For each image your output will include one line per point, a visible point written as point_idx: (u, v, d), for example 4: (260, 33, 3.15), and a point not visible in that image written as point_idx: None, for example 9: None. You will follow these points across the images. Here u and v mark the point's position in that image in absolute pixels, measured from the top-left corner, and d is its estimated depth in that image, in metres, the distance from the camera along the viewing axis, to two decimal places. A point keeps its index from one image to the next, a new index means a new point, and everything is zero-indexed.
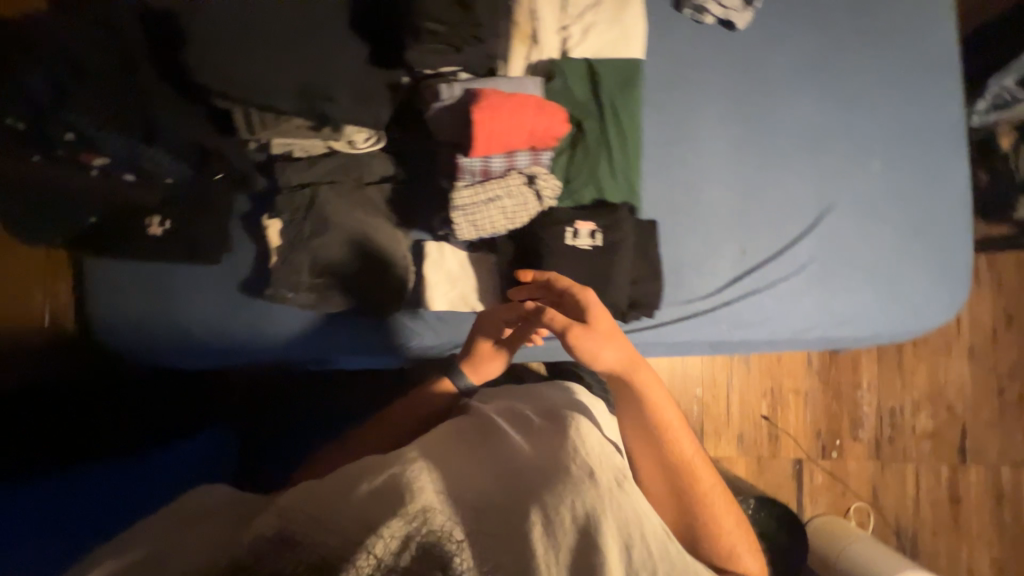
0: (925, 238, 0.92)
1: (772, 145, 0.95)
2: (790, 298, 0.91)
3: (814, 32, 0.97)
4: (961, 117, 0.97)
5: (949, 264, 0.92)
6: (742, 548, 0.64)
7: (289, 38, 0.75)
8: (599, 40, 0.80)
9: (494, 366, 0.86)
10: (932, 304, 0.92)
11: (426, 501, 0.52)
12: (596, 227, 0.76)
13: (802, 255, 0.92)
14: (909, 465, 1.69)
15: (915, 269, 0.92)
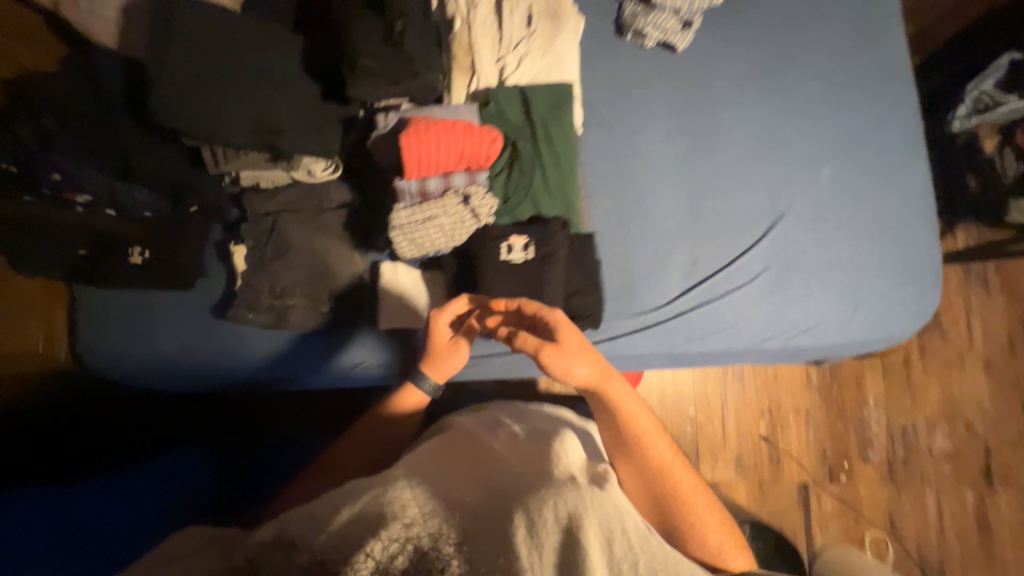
0: (886, 243, 0.90)
1: (721, 156, 0.95)
2: (747, 309, 0.90)
3: (758, 46, 0.99)
4: (915, 120, 0.96)
5: (915, 268, 0.89)
6: (729, 544, 0.67)
7: (245, 79, 0.82)
8: (534, 67, 0.86)
9: (455, 365, 0.82)
10: (899, 310, 0.88)
11: (415, 509, 0.55)
12: (530, 240, 0.79)
13: (759, 265, 0.90)
14: (928, 489, 1.56)
15: (880, 275, 0.89)
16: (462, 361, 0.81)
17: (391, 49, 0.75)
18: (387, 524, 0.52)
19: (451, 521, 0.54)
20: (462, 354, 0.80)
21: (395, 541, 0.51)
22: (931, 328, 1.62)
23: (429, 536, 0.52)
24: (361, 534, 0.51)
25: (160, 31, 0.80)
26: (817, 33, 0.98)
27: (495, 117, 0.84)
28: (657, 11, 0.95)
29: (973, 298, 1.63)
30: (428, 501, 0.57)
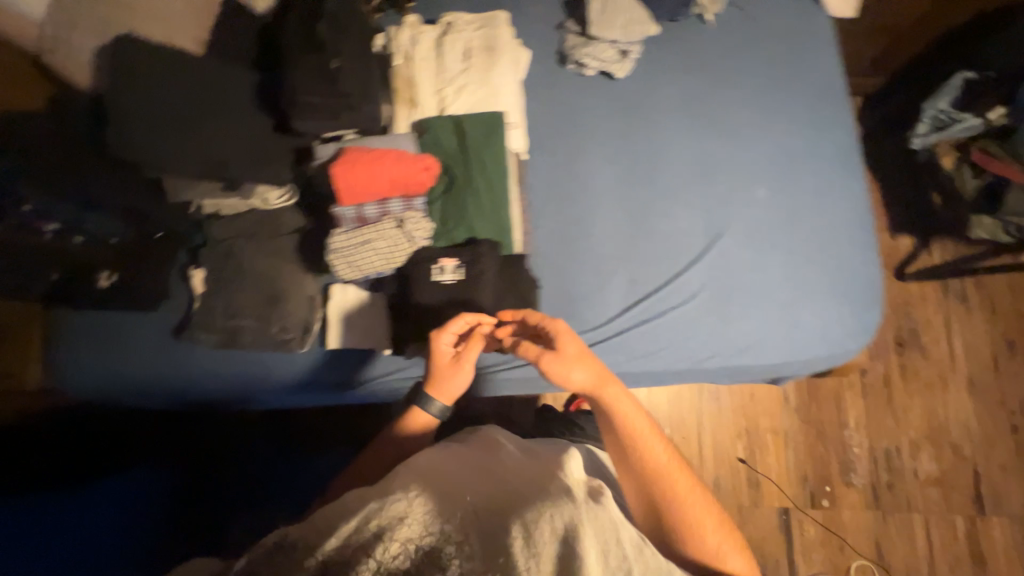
0: (822, 261, 0.91)
1: (660, 180, 0.98)
2: (686, 328, 0.91)
3: (698, 72, 1.02)
4: (851, 142, 0.98)
5: (852, 287, 0.91)
6: (728, 548, 0.66)
7: (202, 115, 0.89)
8: (472, 97, 0.90)
9: (463, 386, 0.79)
10: (838, 327, 0.90)
11: (417, 513, 0.56)
12: (460, 262, 0.83)
13: (698, 285, 0.92)
14: (916, 516, 1.50)
15: (818, 293, 0.90)
16: (468, 381, 0.79)
17: (330, 86, 0.81)
18: (392, 528, 0.54)
19: (451, 527, 0.55)
20: (466, 372, 0.78)
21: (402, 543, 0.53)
22: (910, 347, 1.59)
23: (432, 540, 0.54)
24: (367, 538, 0.53)
25: (132, 69, 0.88)
26: (755, 58, 1.02)
27: (432, 147, 0.88)
28: (596, 42, 1.00)
29: (953, 316, 1.60)
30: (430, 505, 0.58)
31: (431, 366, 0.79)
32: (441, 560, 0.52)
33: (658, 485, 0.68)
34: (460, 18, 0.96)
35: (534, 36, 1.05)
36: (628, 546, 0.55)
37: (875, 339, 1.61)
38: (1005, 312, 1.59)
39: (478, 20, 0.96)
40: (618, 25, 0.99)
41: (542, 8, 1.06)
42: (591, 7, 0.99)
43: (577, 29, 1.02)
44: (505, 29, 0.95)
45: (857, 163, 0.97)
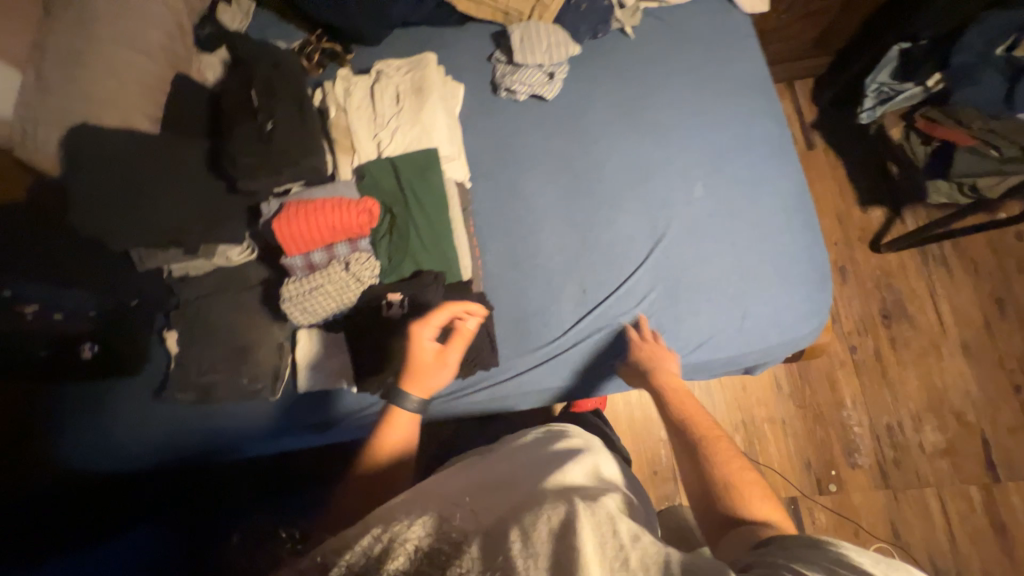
0: (762, 249, 0.93)
1: (600, 188, 1.00)
2: (639, 332, 0.92)
3: (625, 82, 1.05)
4: (780, 130, 1.01)
5: (797, 271, 0.92)
6: (759, 496, 0.65)
7: (158, 185, 0.95)
8: (407, 137, 0.95)
9: (438, 380, 0.81)
10: (790, 312, 0.90)
11: (427, 521, 0.55)
12: (404, 296, 0.88)
13: (648, 288, 0.94)
14: (928, 491, 1.45)
15: (765, 281, 0.91)
16: (447, 377, 0.82)
17: (267, 149, 0.87)
18: (399, 536, 0.53)
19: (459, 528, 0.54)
20: (447, 365, 0.82)
21: (406, 545, 0.51)
22: (897, 318, 1.57)
23: (438, 540, 0.52)
24: (376, 545, 0.52)
25: (85, 147, 0.92)
26: (679, 61, 1.05)
27: (373, 189, 0.92)
28: (523, 69, 1.04)
29: (936, 282, 1.58)
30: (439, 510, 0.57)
31: (410, 359, 0.81)
32: (445, 563, 0.50)
33: (686, 431, 0.75)
34: (390, 64, 1.01)
35: (466, 68, 1.10)
36: (628, 537, 0.52)
37: (860, 314, 1.59)
38: (988, 271, 1.57)
39: (407, 64, 1.01)
40: (541, 51, 1.04)
41: (471, 42, 1.12)
42: (513, 39, 1.04)
43: (504, 59, 1.07)
44: (433, 69, 1.01)
45: (789, 149, 1.00)
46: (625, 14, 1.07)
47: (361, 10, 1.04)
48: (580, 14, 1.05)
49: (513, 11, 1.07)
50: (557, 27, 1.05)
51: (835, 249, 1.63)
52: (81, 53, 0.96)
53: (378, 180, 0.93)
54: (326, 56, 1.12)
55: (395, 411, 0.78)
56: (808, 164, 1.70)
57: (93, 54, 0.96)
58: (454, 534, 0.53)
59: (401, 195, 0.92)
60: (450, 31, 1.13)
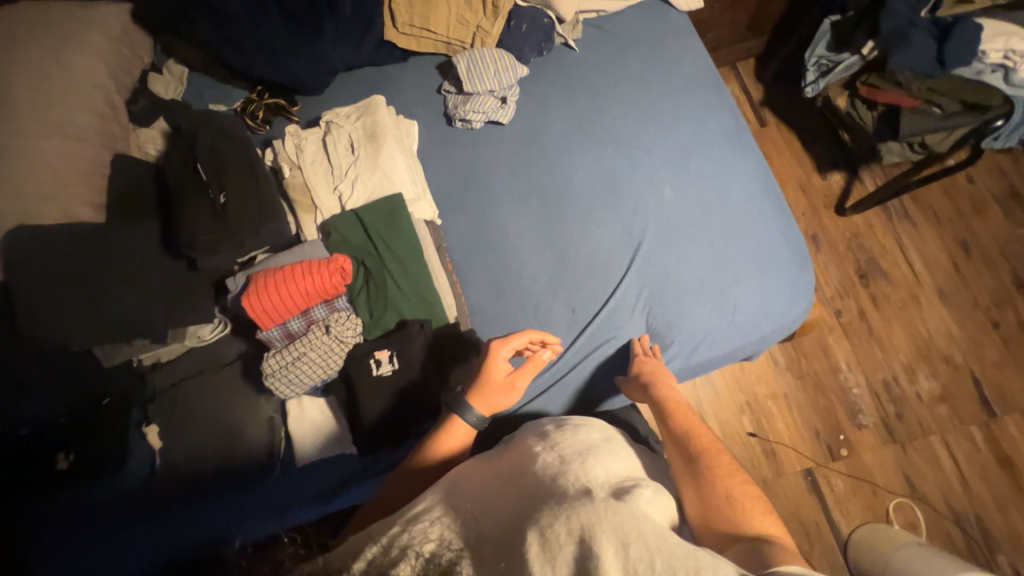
0: (738, 241, 0.93)
1: (570, 203, 0.99)
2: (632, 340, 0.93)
3: (577, 95, 1.05)
4: (734, 120, 1.02)
5: (776, 257, 0.93)
6: (749, 505, 0.63)
7: (118, 279, 0.89)
8: (366, 185, 0.92)
9: (498, 403, 0.80)
10: (776, 299, 0.91)
11: (443, 529, 0.55)
12: (392, 351, 0.86)
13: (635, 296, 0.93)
14: (934, 438, 1.48)
15: (748, 272, 0.92)
16: (510, 401, 0.81)
17: (224, 223, 0.84)
18: (414, 543, 0.52)
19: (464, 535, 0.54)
20: (514, 390, 0.81)
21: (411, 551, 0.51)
22: (874, 276, 1.61)
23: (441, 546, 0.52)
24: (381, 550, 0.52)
25: (35, 246, 0.87)
26: (626, 67, 1.05)
27: (342, 245, 0.89)
28: (474, 98, 1.03)
29: (902, 235, 1.63)
30: (456, 520, 0.56)
31: (481, 373, 0.81)
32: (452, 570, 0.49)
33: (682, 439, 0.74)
34: (338, 114, 0.98)
35: (416, 104, 1.08)
36: (653, 538, 0.49)
37: (838, 278, 1.62)
38: (949, 216, 1.63)
39: (357, 110, 0.98)
40: (489, 77, 1.02)
41: (417, 76, 1.10)
42: (460, 68, 1.02)
43: (453, 90, 1.06)
44: (384, 112, 0.98)
45: (746, 138, 1.01)
46: (566, 29, 1.07)
47: (298, 62, 1.00)
48: (521, 35, 1.04)
49: (455, 40, 1.05)
50: (501, 50, 1.03)
51: (804, 219, 1.67)
52: (9, 152, 0.90)
53: (346, 235, 0.90)
54: (271, 112, 1.09)
55: (450, 418, 0.77)
56: (764, 142, 1.75)
57: (20, 151, 0.91)
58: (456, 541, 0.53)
59: (372, 248, 0.89)
60: (393, 68, 1.11)
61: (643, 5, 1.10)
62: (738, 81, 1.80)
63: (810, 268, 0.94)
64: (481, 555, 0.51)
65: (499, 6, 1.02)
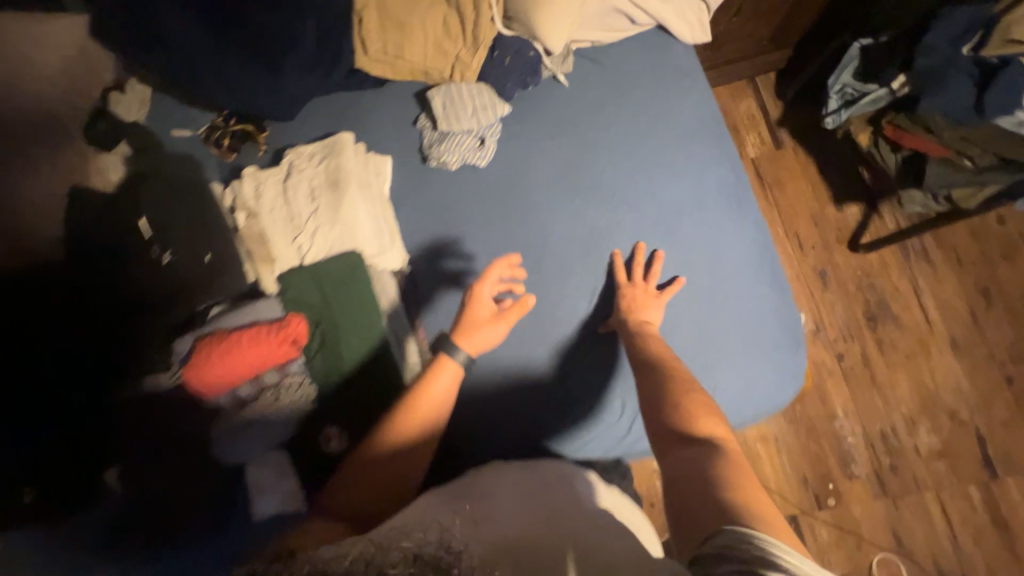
0: (727, 316, 0.86)
1: (548, 260, 0.92)
2: (612, 267, 0.90)
3: (564, 138, 0.96)
4: (733, 176, 0.93)
5: (766, 337, 0.86)
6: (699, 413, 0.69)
7: (52, 325, 0.85)
8: (329, 235, 0.87)
9: (493, 336, 0.84)
10: (763, 382, 0.85)
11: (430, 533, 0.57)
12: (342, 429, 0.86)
13: (610, 364, 0.89)
14: (927, 495, 1.42)
15: (732, 351, 0.86)
16: (495, 337, 0.84)
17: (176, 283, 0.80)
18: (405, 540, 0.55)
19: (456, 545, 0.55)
20: (499, 325, 0.84)
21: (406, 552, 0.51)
22: (883, 319, 1.52)
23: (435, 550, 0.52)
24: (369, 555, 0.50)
25: None
26: (620, 109, 0.95)
27: (297, 303, 0.86)
28: (451, 138, 0.95)
29: (919, 277, 1.52)
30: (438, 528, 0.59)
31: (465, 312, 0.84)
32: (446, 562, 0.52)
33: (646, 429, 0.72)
34: (302, 152, 0.92)
35: (390, 139, 1.00)
36: None
37: (844, 319, 1.53)
38: (972, 261, 1.51)
39: (321, 149, 0.92)
40: (469, 117, 0.94)
41: (393, 107, 1.01)
42: (437, 106, 0.95)
43: (429, 126, 0.98)
44: (350, 152, 0.91)
45: (746, 199, 0.92)
46: (556, 62, 0.97)
47: (263, 95, 0.93)
48: (506, 71, 0.95)
49: (433, 72, 0.97)
50: (483, 87, 0.96)
51: (813, 253, 1.57)
52: None
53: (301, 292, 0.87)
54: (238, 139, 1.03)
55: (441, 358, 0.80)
56: (778, 166, 1.63)
57: None
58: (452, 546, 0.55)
59: (328, 309, 0.86)
60: (369, 97, 1.03)
61: (644, 37, 0.98)
62: (755, 97, 1.66)
63: (800, 350, 0.88)
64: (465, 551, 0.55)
65: (480, 38, 0.92)
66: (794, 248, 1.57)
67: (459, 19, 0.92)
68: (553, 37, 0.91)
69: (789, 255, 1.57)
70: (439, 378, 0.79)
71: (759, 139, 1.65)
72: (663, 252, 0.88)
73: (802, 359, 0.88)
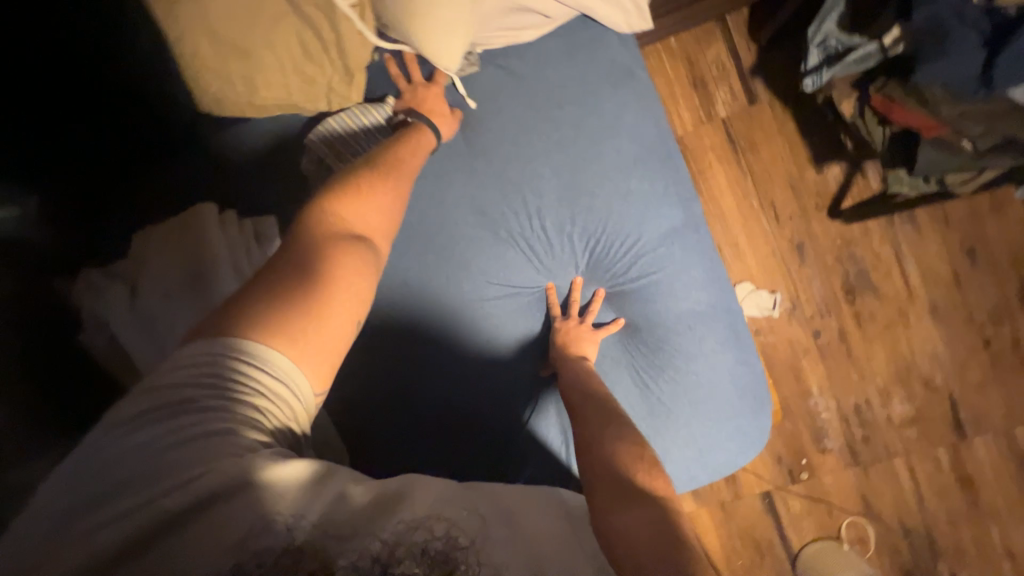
0: (674, 380, 0.82)
1: (482, 331, 0.83)
2: (546, 301, 0.85)
3: (490, 180, 0.83)
4: (683, 206, 0.85)
5: (720, 403, 0.83)
6: (641, 473, 0.62)
7: None
8: None
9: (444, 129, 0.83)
10: (718, 434, 0.84)
11: (438, 521, 0.50)
12: None
13: (550, 435, 0.83)
14: (897, 460, 1.42)
15: (682, 418, 0.83)
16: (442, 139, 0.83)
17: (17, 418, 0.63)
18: (403, 532, 0.48)
19: (467, 532, 0.50)
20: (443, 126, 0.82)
21: (414, 548, 0.47)
22: (862, 290, 1.43)
23: (447, 546, 0.48)
24: (378, 553, 0.46)
25: None
26: (550, 139, 0.83)
27: None
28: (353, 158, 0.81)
29: (901, 241, 1.42)
30: (442, 508, 0.52)
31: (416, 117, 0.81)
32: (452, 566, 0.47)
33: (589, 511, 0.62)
34: (158, 235, 0.76)
35: (278, 198, 0.84)
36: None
37: (822, 293, 1.43)
38: (959, 219, 1.41)
39: (179, 233, 0.75)
40: (368, 137, 0.81)
41: (278, 155, 0.85)
42: (324, 130, 0.81)
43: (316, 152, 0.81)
44: (217, 229, 0.75)
45: (695, 242, 0.84)
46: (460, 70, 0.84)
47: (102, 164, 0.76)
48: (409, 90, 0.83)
49: (304, 105, 0.78)
50: (364, 101, 0.84)
51: (790, 225, 1.42)
52: None
53: None
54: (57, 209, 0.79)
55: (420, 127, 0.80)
56: (752, 126, 1.42)
57: None
58: (460, 540, 0.49)
59: None
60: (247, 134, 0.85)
61: (564, 31, 0.86)
62: (726, 42, 1.41)
63: (762, 411, 0.86)
64: (484, 539, 0.50)
65: (353, 61, 0.76)
66: (769, 221, 1.42)
67: (317, 36, 0.73)
68: (443, 54, 0.77)
69: (764, 230, 1.42)
70: (411, 149, 0.78)
71: (731, 93, 1.42)
72: (602, 291, 0.85)
73: (767, 421, 0.86)
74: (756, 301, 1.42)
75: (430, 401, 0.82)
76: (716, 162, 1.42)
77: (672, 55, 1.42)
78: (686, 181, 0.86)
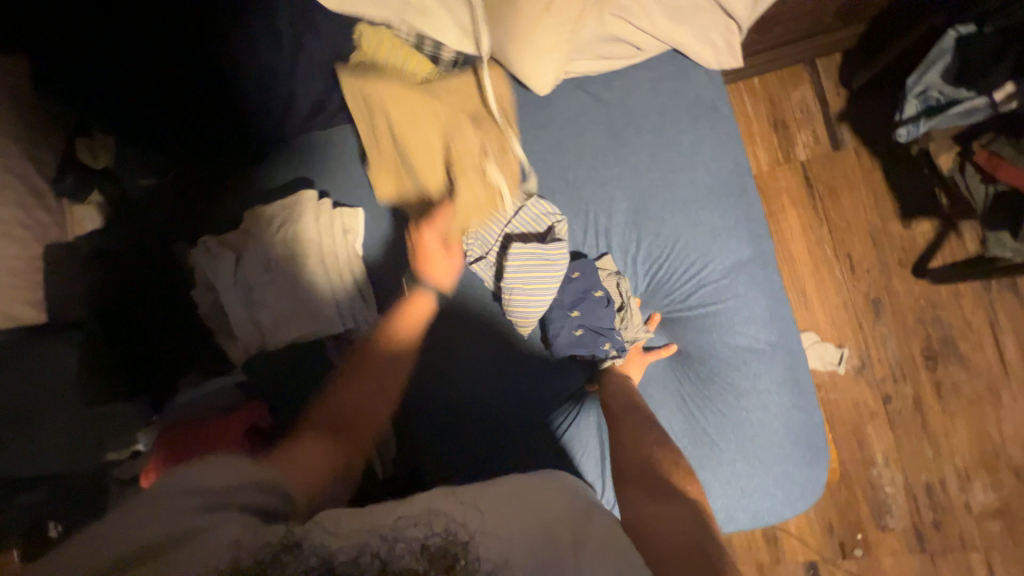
0: (722, 413, 0.81)
1: (540, 336, 0.86)
2: None
3: (563, 195, 0.87)
4: (752, 240, 0.84)
5: (770, 445, 0.80)
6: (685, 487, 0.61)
7: None
8: (287, 315, 0.82)
9: (451, 266, 0.82)
10: (767, 475, 0.81)
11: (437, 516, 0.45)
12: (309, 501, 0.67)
13: (587, 444, 0.84)
14: (974, 555, 1.25)
15: (728, 454, 0.81)
16: (452, 259, 0.82)
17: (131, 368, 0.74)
18: (396, 528, 0.43)
19: (466, 527, 0.44)
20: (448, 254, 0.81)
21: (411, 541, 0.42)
22: (944, 358, 1.31)
23: (446, 540, 0.42)
24: (378, 550, 0.41)
25: None
26: (625, 163, 0.86)
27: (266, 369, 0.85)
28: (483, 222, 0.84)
29: (998, 311, 1.30)
30: (437, 503, 0.46)
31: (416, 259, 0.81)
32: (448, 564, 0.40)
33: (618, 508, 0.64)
34: (263, 212, 0.86)
35: None
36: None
37: (897, 355, 1.32)
38: None
39: (280, 211, 0.86)
40: None
41: None
42: (543, 216, 0.83)
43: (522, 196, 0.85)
44: (313, 212, 0.85)
45: (762, 279, 0.83)
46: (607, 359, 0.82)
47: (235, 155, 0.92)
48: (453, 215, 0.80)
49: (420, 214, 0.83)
50: (591, 273, 0.82)
51: (867, 277, 1.34)
52: None
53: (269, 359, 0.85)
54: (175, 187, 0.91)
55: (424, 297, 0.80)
56: (834, 172, 1.37)
57: None
58: (459, 534, 0.43)
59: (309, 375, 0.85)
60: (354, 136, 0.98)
61: (651, 62, 0.90)
62: (812, 85, 1.38)
63: (816, 464, 0.81)
64: (490, 533, 0.44)
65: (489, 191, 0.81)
66: (843, 272, 1.35)
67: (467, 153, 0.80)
68: (534, 80, 0.85)
69: (836, 280, 1.35)
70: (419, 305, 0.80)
71: (813, 137, 1.38)
72: (658, 315, 0.85)
73: (820, 475, 0.82)
74: (820, 354, 1.33)
75: (477, 395, 0.84)
76: (791, 205, 1.38)
77: (754, 95, 1.41)
78: (758, 217, 0.86)
